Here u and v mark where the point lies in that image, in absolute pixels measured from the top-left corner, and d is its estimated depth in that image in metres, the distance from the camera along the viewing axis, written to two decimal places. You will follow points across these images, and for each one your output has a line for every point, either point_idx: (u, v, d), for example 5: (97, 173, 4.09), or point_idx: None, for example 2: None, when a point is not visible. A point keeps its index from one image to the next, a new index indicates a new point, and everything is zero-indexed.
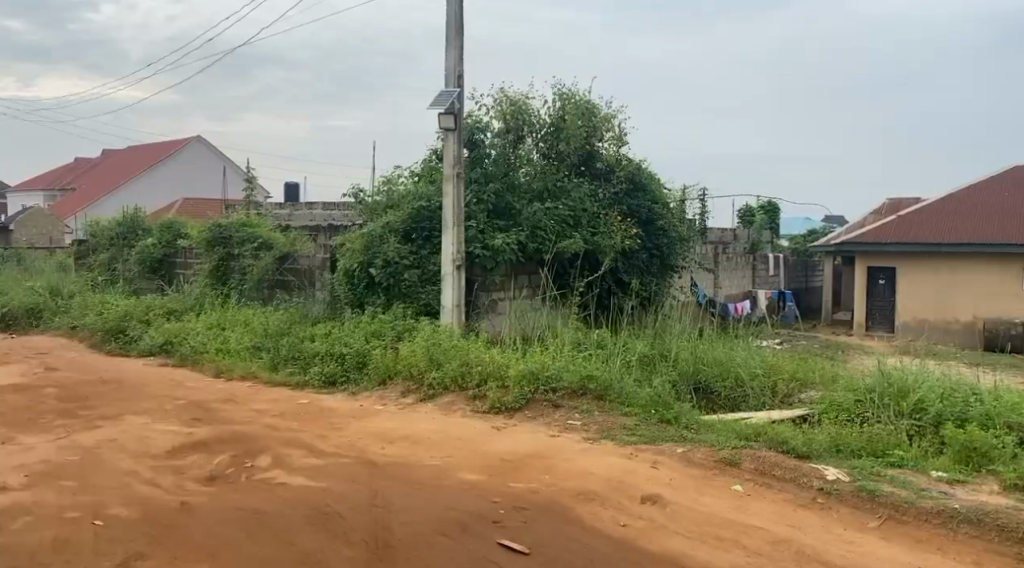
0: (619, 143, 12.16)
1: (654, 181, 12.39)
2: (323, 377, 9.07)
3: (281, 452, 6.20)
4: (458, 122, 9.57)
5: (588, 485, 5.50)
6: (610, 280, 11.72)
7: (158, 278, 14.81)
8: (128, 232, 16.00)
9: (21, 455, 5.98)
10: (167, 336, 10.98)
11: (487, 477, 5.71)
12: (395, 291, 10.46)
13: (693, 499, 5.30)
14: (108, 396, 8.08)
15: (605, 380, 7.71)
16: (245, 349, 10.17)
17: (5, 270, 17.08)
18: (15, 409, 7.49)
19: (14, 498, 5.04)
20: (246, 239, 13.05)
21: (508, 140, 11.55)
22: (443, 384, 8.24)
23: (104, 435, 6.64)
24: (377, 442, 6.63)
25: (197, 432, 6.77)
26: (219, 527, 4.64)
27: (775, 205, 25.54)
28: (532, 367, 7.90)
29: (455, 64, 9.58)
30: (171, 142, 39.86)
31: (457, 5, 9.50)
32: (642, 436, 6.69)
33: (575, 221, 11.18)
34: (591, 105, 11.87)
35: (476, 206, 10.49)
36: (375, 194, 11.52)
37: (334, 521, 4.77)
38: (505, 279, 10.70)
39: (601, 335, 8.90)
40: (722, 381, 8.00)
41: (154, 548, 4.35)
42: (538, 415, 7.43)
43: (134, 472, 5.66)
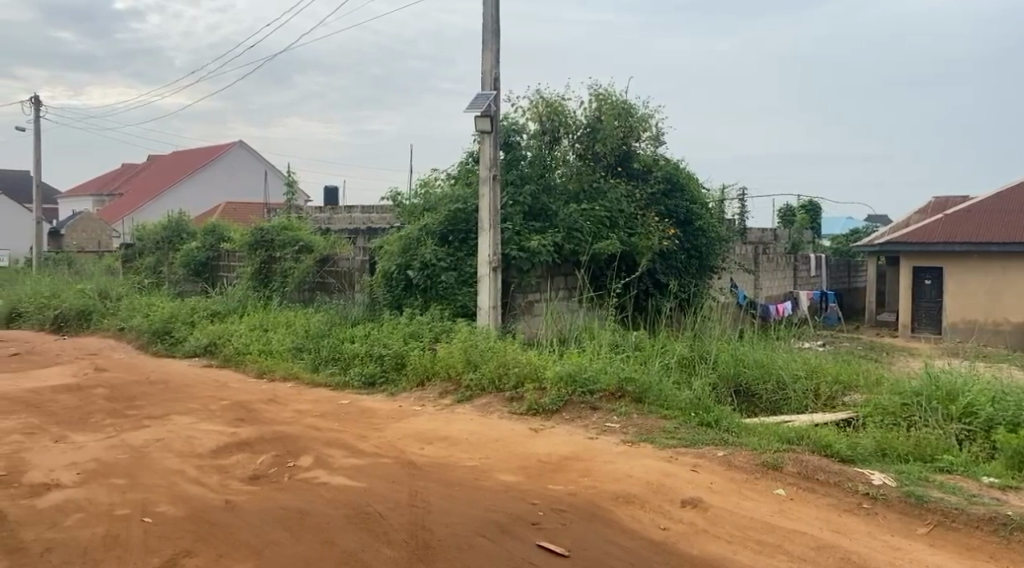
0: (656, 143, 12.12)
1: (692, 182, 12.29)
2: (362, 378, 9.18)
3: (323, 452, 6.29)
4: (494, 125, 9.59)
5: (627, 488, 5.49)
6: (648, 281, 11.66)
7: (201, 280, 15.06)
8: (174, 236, 16.31)
9: (73, 454, 6.14)
10: (212, 337, 11.20)
11: (526, 478, 5.73)
12: (432, 293, 10.53)
13: (734, 503, 5.26)
14: (155, 397, 8.25)
15: (643, 383, 7.67)
16: (286, 350, 10.32)
17: (56, 274, 17.52)
18: (66, 408, 7.69)
19: (66, 496, 5.17)
20: (288, 241, 13.25)
21: (544, 142, 11.57)
22: (481, 386, 8.29)
23: (150, 434, 6.78)
24: (415, 443, 6.69)
25: (240, 432, 6.88)
26: (262, 526, 4.72)
27: (816, 206, 25.26)
28: (569, 368, 7.89)
29: (492, 66, 9.61)
30: (214, 147, 40.57)
31: (494, 8, 9.54)
32: (681, 439, 6.65)
33: (611, 222, 11.16)
34: (627, 106, 11.83)
35: (512, 208, 10.56)
36: (412, 197, 11.62)
37: (375, 521, 4.82)
38: (541, 281, 10.71)
39: (640, 337, 8.87)
40: (762, 383, 7.91)
41: (200, 546, 4.44)
42: (576, 417, 7.43)
43: (181, 471, 5.78)
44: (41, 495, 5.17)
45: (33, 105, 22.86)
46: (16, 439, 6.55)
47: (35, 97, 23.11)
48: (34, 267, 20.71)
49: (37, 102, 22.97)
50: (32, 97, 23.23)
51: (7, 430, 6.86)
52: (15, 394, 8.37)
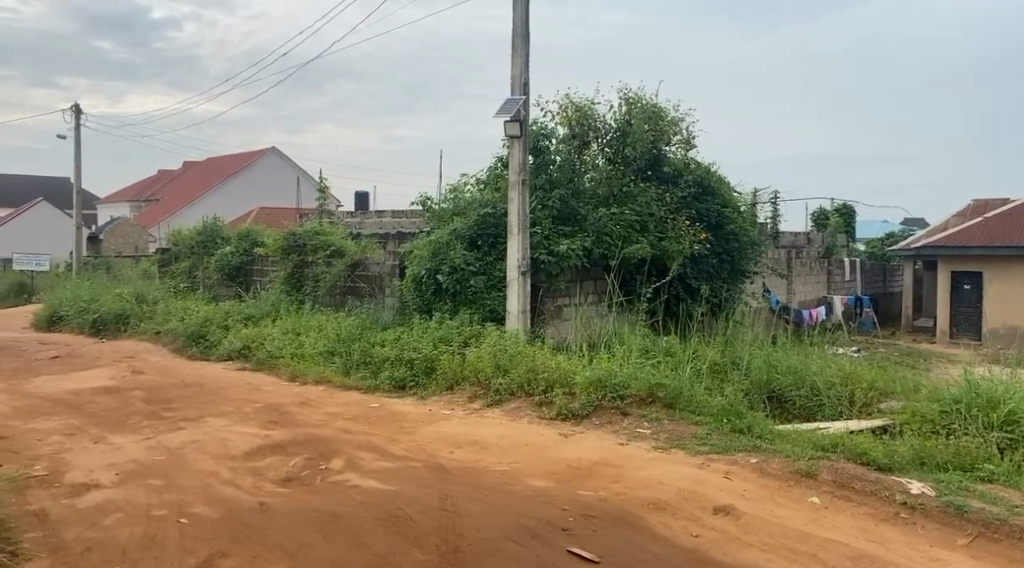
0: (687, 147, 12.04)
1: (724, 185, 12.19)
2: (393, 382, 9.24)
3: (354, 455, 6.33)
4: (524, 129, 9.60)
5: (658, 494, 5.47)
6: (679, 286, 11.60)
7: (235, 285, 15.25)
8: (208, 241, 16.53)
9: (111, 454, 6.25)
10: (245, 341, 11.34)
11: (556, 484, 5.73)
12: (461, 297, 10.56)
13: (767, 511, 5.21)
14: (191, 399, 8.37)
15: (674, 389, 7.63)
16: (318, 354, 10.41)
17: (95, 279, 17.86)
18: (105, 410, 7.83)
19: (105, 496, 5.26)
20: (320, 246, 13.37)
21: (573, 146, 11.56)
22: (510, 390, 8.30)
23: (186, 436, 6.88)
24: (445, 447, 6.72)
25: (273, 435, 6.96)
26: (295, 528, 4.76)
27: (851, 210, 24.97)
28: (599, 374, 7.87)
29: (521, 71, 9.64)
30: (247, 153, 41.09)
31: (523, 13, 9.57)
32: (714, 445, 6.61)
33: (641, 226, 11.12)
34: (657, 109, 11.78)
35: (541, 212, 10.58)
36: (441, 202, 11.69)
37: (406, 524, 4.85)
38: (571, 285, 10.71)
39: (670, 343, 8.82)
40: (795, 389, 7.84)
41: (234, 547, 4.49)
42: (605, 422, 7.41)
43: (215, 473, 5.86)
44: (81, 495, 5.27)
45: (73, 113, 23.33)
46: (57, 440, 6.69)
47: (75, 106, 23.58)
48: (74, 271, 21.14)
49: (77, 110, 23.42)
50: (73, 105, 23.72)
51: (48, 430, 7.01)
52: (56, 396, 8.54)
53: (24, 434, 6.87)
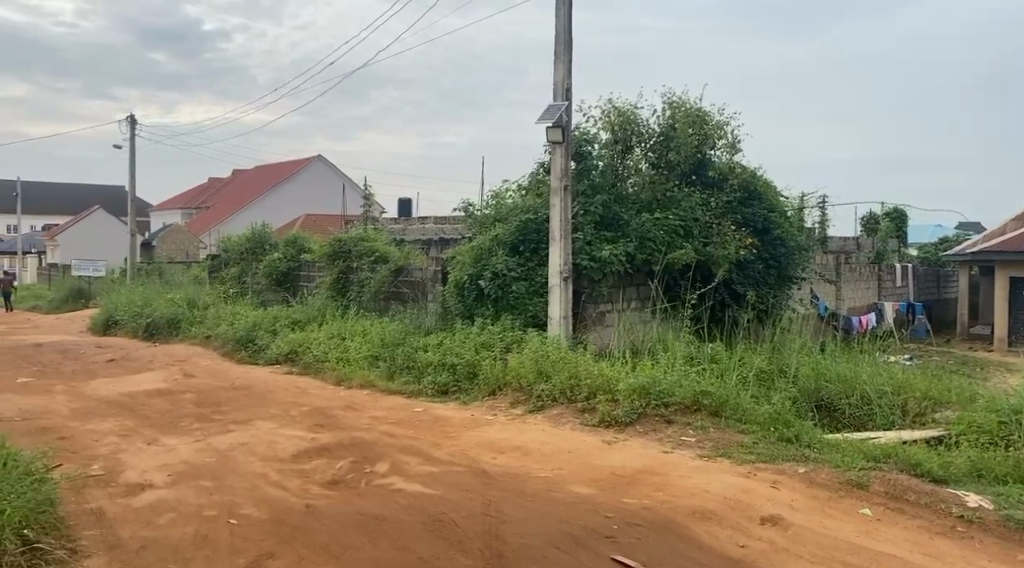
0: (732, 151, 11.90)
1: (771, 190, 12.02)
2: (435, 387, 9.30)
3: (398, 459, 6.39)
4: (566, 135, 9.59)
5: (704, 503, 5.41)
6: (724, 292, 11.48)
7: (283, 290, 15.50)
8: (257, 246, 16.84)
9: (163, 456, 6.39)
10: (293, 345, 11.52)
11: (599, 491, 5.71)
12: (503, 302, 10.58)
13: (817, 523, 5.12)
14: (240, 402, 8.52)
15: (720, 397, 7.55)
16: (363, 358, 10.53)
17: (149, 284, 18.30)
18: (158, 412, 8.01)
19: (158, 496, 5.38)
20: (364, 252, 13.52)
21: (616, 152, 11.51)
22: (553, 396, 8.29)
23: (235, 438, 7.00)
24: (487, 452, 6.74)
25: (319, 438, 7.06)
26: (341, 531, 4.82)
27: (902, 214, 24.49)
28: (643, 381, 7.82)
29: (564, 77, 9.64)
30: (294, 161, 41.74)
31: (566, 19, 9.58)
32: (761, 454, 6.53)
33: (686, 231, 11.03)
34: (702, 113, 11.66)
35: (584, 218, 10.56)
36: (484, 208, 11.75)
37: (450, 529, 4.87)
38: (613, 291, 10.67)
39: (715, 350, 8.72)
40: (844, 398, 7.69)
41: (282, 548, 4.56)
42: (649, 430, 7.36)
43: (263, 475, 5.95)
44: (135, 495, 5.40)
45: (128, 123, 23.95)
46: (112, 441, 6.86)
47: (131, 116, 24.22)
48: (129, 276, 21.67)
49: (132, 120, 24.04)
50: (129, 115, 24.38)
51: (104, 431, 7.20)
52: (111, 398, 8.76)
53: (81, 435, 7.06)
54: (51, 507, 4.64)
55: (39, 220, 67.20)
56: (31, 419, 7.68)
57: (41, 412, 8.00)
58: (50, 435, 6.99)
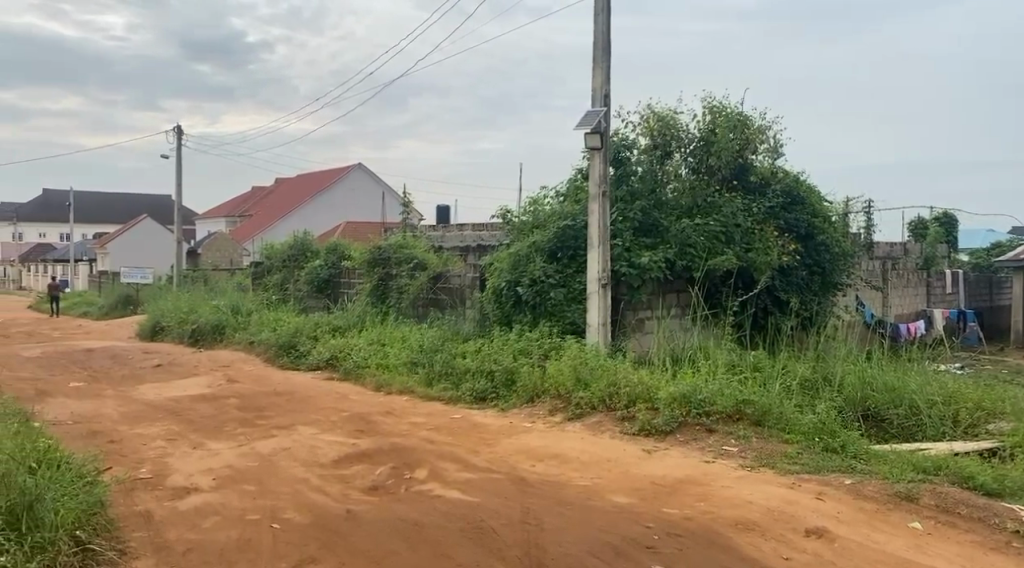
0: (774, 155, 11.77)
1: (814, 195, 11.84)
2: (473, 394, 9.32)
3: (437, 466, 6.40)
4: (605, 141, 9.56)
5: (746, 514, 5.34)
6: (767, 298, 11.32)
7: (324, 296, 15.66)
8: (299, 254, 17.04)
9: (208, 460, 6.48)
10: (333, 351, 11.63)
11: (639, 500, 5.65)
12: (541, 309, 10.56)
13: (864, 536, 5.02)
14: (282, 408, 8.61)
15: (763, 406, 7.44)
16: (402, 364, 10.60)
17: (194, 291, 18.62)
18: (203, 417, 8.14)
19: (203, 499, 5.46)
20: (404, 259, 13.61)
21: (655, 157, 11.43)
22: (592, 404, 8.24)
23: (277, 443, 7.08)
24: (526, 459, 6.73)
25: (359, 443, 7.10)
26: (381, 536, 4.83)
27: (951, 219, 23.96)
28: (683, 389, 7.74)
29: (602, 83, 9.61)
30: (334, 169, 42.21)
31: (604, 25, 9.56)
32: (805, 465, 6.42)
33: (727, 237, 10.92)
34: (743, 117, 11.54)
35: (622, 224, 10.52)
36: (521, 215, 11.75)
37: (489, 536, 4.86)
38: (653, 298, 10.60)
39: (757, 357, 8.60)
40: (892, 408, 7.52)
41: (324, 553, 4.59)
42: (690, 439, 7.28)
43: (305, 480, 6.01)
44: (181, 498, 5.49)
45: (175, 134, 24.43)
46: (159, 444, 6.98)
47: (178, 127, 24.70)
48: (175, 284, 22.08)
49: (180, 131, 24.52)
50: (177, 126, 24.87)
51: (152, 435, 7.32)
52: (158, 402, 8.92)
53: (130, 438, 7.19)
54: (102, 509, 4.74)
55: (89, 229, 68.85)
56: (82, 422, 7.85)
57: (91, 415, 8.17)
58: (100, 439, 7.14)
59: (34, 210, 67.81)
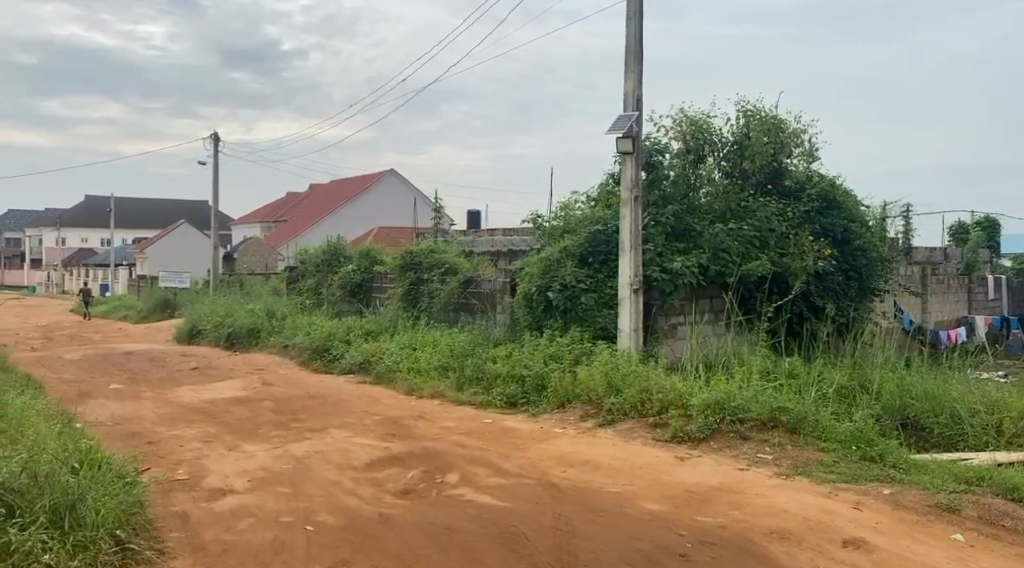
0: (809, 159, 11.65)
1: (851, 199, 11.66)
2: (504, 398, 9.32)
3: (468, 470, 6.40)
4: (637, 145, 9.51)
5: (781, 523, 5.26)
6: (802, 304, 11.17)
7: (356, 300, 15.77)
8: (332, 258, 17.17)
9: (243, 462, 6.55)
10: (366, 355, 11.70)
11: (672, 508, 5.60)
12: (572, 314, 10.50)
13: (903, 547, 4.92)
14: (315, 411, 8.68)
15: (798, 414, 7.35)
16: (433, 368, 10.63)
17: (229, 295, 18.86)
18: (238, 419, 8.22)
19: (238, 501, 5.52)
20: (435, 263, 13.66)
21: (687, 160, 11.35)
22: (623, 410, 8.20)
23: (311, 446, 7.13)
24: (557, 465, 6.70)
25: (391, 447, 7.13)
26: (413, 540, 4.84)
27: (993, 222, 23.47)
28: (717, 396, 7.66)
29: (635, 87, 9.57)
30: (366, 175, 42.54)
31: (637, 29, 9.52)
32: (843, 474, 6.32)
33: (761, 242, 10.81)
34: (777, 121, 11.44)
35: (655, 229, 10.47)
36: (552, 219, 11.74)
37: (520, 542, 4.85)
38: (685, 303, 10.53)
39: (792, 363, 8.50)
40: (932, 417, 7.38)
41: (357, 556, 4.60)
42: (724, 446, 7.21)
43: (338, 482, 6.04)
44: (217, 499, 5.54)
45: (212, 141, 24.78)
46: (196, 446, 7.06)
47: (216, 134, 25.02)
48: (211, 288, 22.38)
49: (216, 138, 24.86)
50: (213, 133, 25.21)
51: (189, 437, 7.42)
52: (195, 405, 9.04)
53: (167, 440, 7.29)
54: (140, 509, 4.81)
55: (129, 234, 70.05)
56: (121, 424, 7.97)
57: (130, 417, 8.29)
58: (139, 440, 7.25)
59: (76, 215, 69.07)
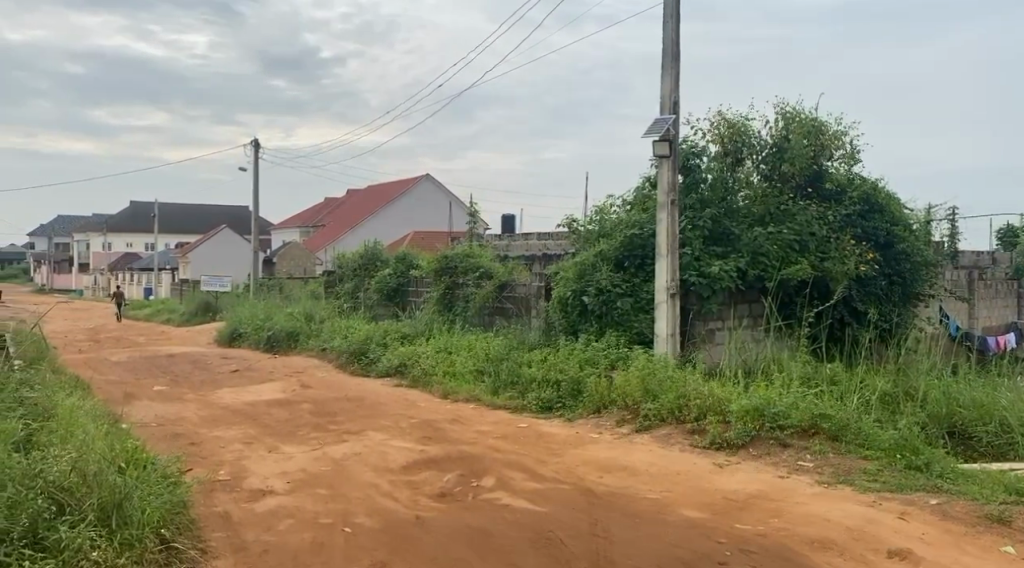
0: (851, 162, 11.47)
1: (894, 202, 11.44)
2: (540, 402, 9.29)
3: (505, 474, 6.39)
4: (673, 148, 9.43)
5: (824, 532, 5.17)
6: (843, 309, 10.98)
7: (393, 304, 15.86)
8: (368, 262, 17.30)
9: (283, 463, 6.61)
10: (402, 358, 11.77)
11: (711, 515, 5.53)
12: (608, 318, 10.46)
13: (951, 559, 4.80)
14: (353, 414, 8.74)
15: (840, 421, 7.22)
16: (468, 372, 10.66)
17: (269, 299, 19.10)
18: (278, 421, 8.31)
19: (278, 502, 5.57)
20: (470, 267, 13.68)
21: (726, 163, 11.23)
22: (660, 416, 8.13)
23: (350, 448, 7.18)
24: (594, 470, 6.67)
25: (428, 450, 7.15)
26: (450, 543, 4.84)
27: None
28: (756, 401, 7.55)
29: (671, 90, 9.51)
30: (403, 180, 42.80)
31: (674, 31, 9.45)
32: (888, 483, 6.19)
33: (801, 246, 10.67)
34: (818, 123, 11.29)
35: (692, 233, 10.39)
36: (588, 223, 11.68)
37: (557, 547, 4.82)
38: (724, 308, 10.42)
39: (834, 369, 8.36)
40: (981, 425, 7.19)
41: (395, 558, 4.61)
42: (763, 453, 7.11)
43: (375, 485, 6.07)
44: (258, 500, 5.60)
45: (252, 148, 25.15)
46: (237, 448, 7.15)
47: (257, 140, 25.37)
48: (252, 291, 22.69)
49: (256, 144, 25.22)
50: (253, 139, 25.56)
51: (230, 438, 7.51)
52: (236, 406, 9.16)
53: (209, 441, 7.39)
54: (184, 509, 4.88)
55: (171, 238, 71.29)
56: (164, 424, 8.11)
57: (173, 418, 8.42)
58: (181, 441, 7.36)
59: (121, 219, 70.42)
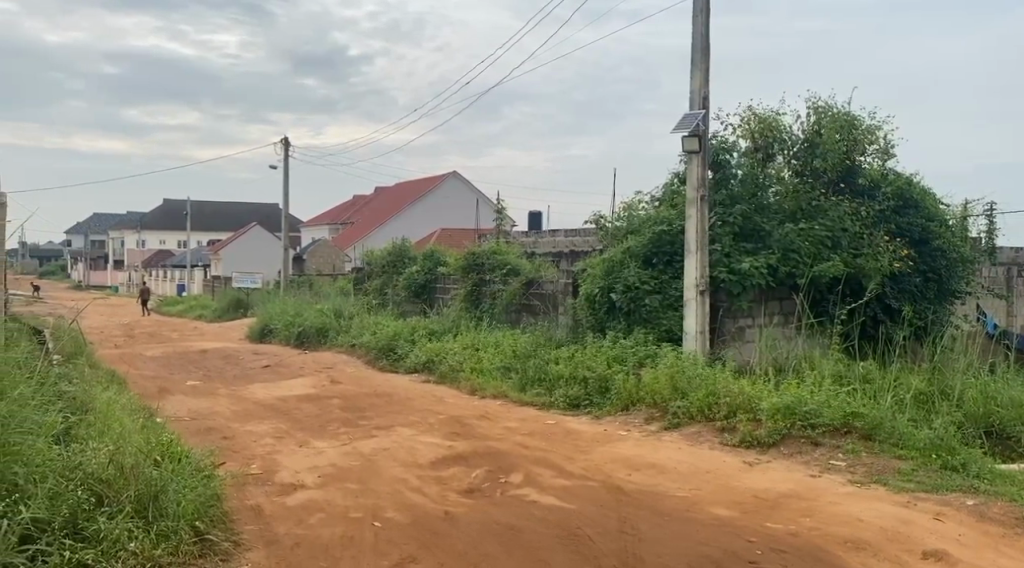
0: (884, 157, 11.32)
1: (929, 198, 11.26)
2: (567, 400, 9.27)
3: (532, 471, 6.38)
4: (703, 144, 9.35)
5: (857, 532, 5.10)
6: (877, 306, 10.83)
7: (421, 301, 15.90)
8: (396, 260, 17.38)
9: (313, 458, 6.66)
10: (430, 354, 11.82)
11: (741, 514, 5.48)
12: (636, 316, 10.40)
13: (987, 560, 4.71)
14: (382, 409, 8.78)
15: (873, 420, 7.13)
16: (496, 369, 10.67)
17: (299, 296, 19.27)
18: (309, 416, 8.38)
19: (309, 496, 5.61)
20: (497, 264, 13.68)
21: (756, 159, 11.12)
22: (689, 414, 8.08)
23: (378, 443, 7.21)
24: (622, 467, 6.64)
25: (456, 446, 7.16)
26: (479, 539, 4.84)
27: None
28: (787, 400, 7.47)
29: (701, 85, 9.43)
30: (430, 179, 42.90)
31: (703, 26, 9.37)
32: (923, 483, 6.09)
33: (833, 243, 10.53)
34: (850, 118, 11.16)
35: (722, 229, 10.30)
36: (616, 220, 11.64)
37: (585, 544, 4.80)
38: (754, 305, 10.32)
39: (867, 367, 8.25)
40: (1019, 425, 7.05)
41: (424, 553, 4.62)
42: (795, 452, 7.03)
43: (404, 480, 6.08)
44: (289, 494, 5.64)
45: (283, 146, 25.34)
46: (268, 442, 7.21)
47: (286, 139, 25.62)
48: (282, 287, 22.91)
49: (285, 143, 25.43)
50: (284, 138, 25.78)
51: (261, 432, 7.58)
52: (267, 401, 9.24)
53: (242, 435, 7.46)
54: (218, 501, 4.93)
55: (202, 235, 72.17)
56: (198, 419, 8.21)
57: (206, 412, 8.52)
58: (214, 435, 7.44)
59: (154, 217, 71.40)
